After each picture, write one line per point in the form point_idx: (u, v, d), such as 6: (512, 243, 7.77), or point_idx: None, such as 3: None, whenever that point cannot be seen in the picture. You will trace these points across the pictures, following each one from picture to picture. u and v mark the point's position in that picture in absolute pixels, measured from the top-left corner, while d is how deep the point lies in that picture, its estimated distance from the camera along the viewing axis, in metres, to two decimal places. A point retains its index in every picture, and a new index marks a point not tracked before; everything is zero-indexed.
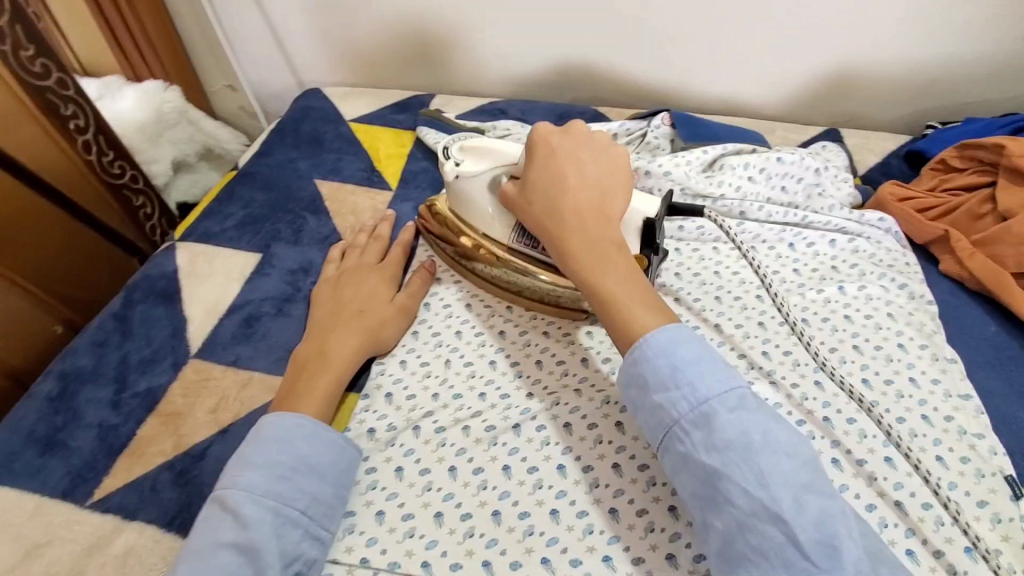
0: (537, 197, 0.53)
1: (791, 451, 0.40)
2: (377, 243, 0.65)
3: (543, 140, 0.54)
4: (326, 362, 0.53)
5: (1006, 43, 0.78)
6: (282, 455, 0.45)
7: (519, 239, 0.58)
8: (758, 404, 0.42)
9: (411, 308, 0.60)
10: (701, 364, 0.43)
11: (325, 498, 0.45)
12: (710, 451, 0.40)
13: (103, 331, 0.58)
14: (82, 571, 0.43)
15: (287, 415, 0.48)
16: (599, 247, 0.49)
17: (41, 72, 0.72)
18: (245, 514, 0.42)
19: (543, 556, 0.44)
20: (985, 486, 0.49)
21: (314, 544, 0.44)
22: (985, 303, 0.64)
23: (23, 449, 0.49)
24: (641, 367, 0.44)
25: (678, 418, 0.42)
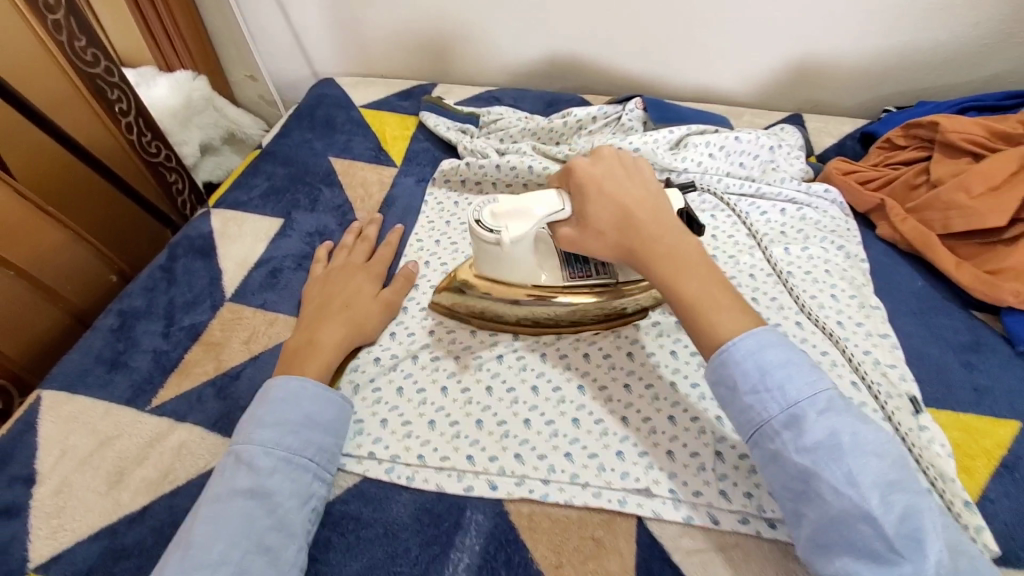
0: (606, 225, 0.52)
1: (880, 453, 0.42)
2: (364, 244, 0.72)
3: (586, 172, 0.54)
4: (315, 349, 0.57)
5: (952, 33, 0.86)
6: (289, 415, 0.51)
7: (572, 273, 0.59)
8: (845, 406, 0.45)
9: (395, 303, 0.65)
10: (790, 368, 0.45)
11: (329, 446, 0.52)
12: (802, 451, 0.43)
13: (153, 279, 0.69)
14: (145, 457, 0.54)
15: (291, 378, 0.54)
16: (679, 257, 0.50)
17: (92, 61, 0.83)
18: (260, 463, 0.49)
19: (515, 452, 0.54)
20: (892, 404, 0.57)
21: (321, 484, 0.51)
22: (915, 261, 0.72)
23: (95, 367, 0.61)
24: (730, 369, 0.46)
25: (769, 419, 0.45)
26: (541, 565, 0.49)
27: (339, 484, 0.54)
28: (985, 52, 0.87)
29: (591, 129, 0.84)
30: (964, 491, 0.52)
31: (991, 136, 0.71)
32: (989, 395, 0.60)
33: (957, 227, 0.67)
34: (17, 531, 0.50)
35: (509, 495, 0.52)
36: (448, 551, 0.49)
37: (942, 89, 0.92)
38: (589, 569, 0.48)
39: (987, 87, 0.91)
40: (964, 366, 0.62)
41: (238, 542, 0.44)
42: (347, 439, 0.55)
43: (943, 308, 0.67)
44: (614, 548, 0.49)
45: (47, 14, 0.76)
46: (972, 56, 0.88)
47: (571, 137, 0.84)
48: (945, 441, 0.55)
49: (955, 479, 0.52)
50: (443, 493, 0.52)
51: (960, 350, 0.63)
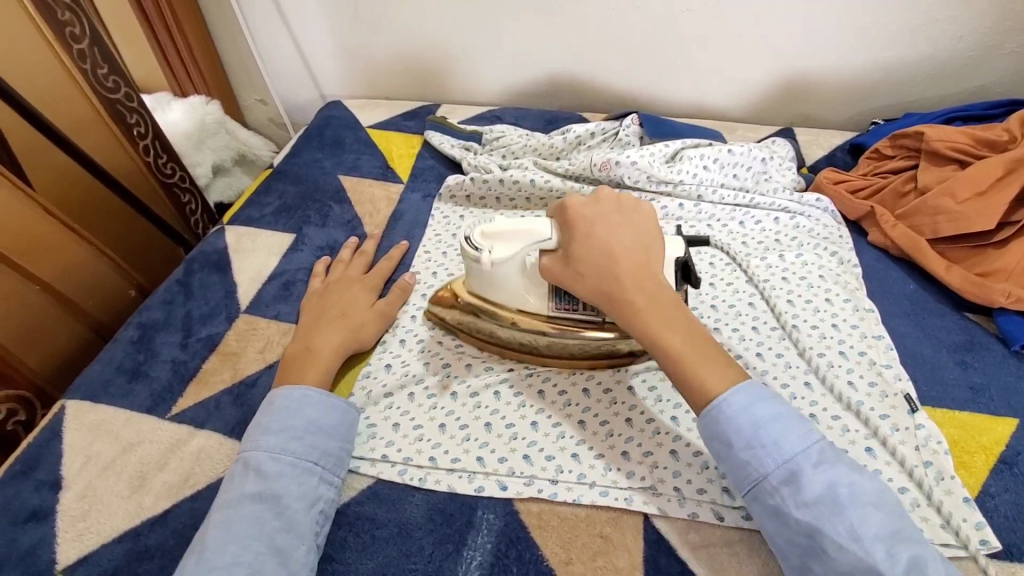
0: (587, 267, 0.53)
1: (878, 503, 0.44)
2: (361, 258, 0.75)
3: (578, 213, 0.55)
4: (314, 355, 0.60)
5: (936, 47, 0.90)
6: (295, 422, 0.53)
7: (558, 305, 0.59)
8: (837, 457, 0.46)
9: (390, 312, 0.67)
10: (782, 422, 0.47)
11: (334, 451, 0.54)
12: (801, 506, 0.44)
13: (171, 292, 0.71)
14: (165, 463, 0.56)
15: (292, 388, 0.56)
16: (659, 308, 0.51)
17: (113, 87, 0.87)
18: (267, 469, 0.50)
19: (524, 453, 0.55)
20: (887, 402, 0.58)
21: (330, 486, 0.52)
22: (906, 265, 0.74)
23: (116, 377, 0.63)
24: (723, 426, 0.48)
25: (767, 474, 0.46)
26: (551, 562, 0.50)
27: (353, 486, 0.55)
28: (968, 65, 0.90)
29: (590, 144, 0.87)
30: (963, 487, 0.52)
31: (975, 143, 0.74)
32: (985, 393, 0.60)
33: (946, 231, 0.70)
34: (45, 534, 0.52)
35: (519, 494, 0.53)
36: (461, 549, 0.51)
37: (929, 101, 0.96)
38: (598, 566, 0.49)
39: (970, 99, 0.94)
40: (958, 364, 0.63)
41: (248, 544, 0.46)
42: (357, 433, 0.58)
43: (936, 310, 0.68)
44: (621, 543, 0.51)
45: (73, 44, 0.80)
46: (956, 69, 0.91)
47: (570, 153, 0.88)
48: (941, 437, 0.55)
49: (952, 474, 0.53)
50: (455, 494, 0.54)
51: (954, 350, 0.64)
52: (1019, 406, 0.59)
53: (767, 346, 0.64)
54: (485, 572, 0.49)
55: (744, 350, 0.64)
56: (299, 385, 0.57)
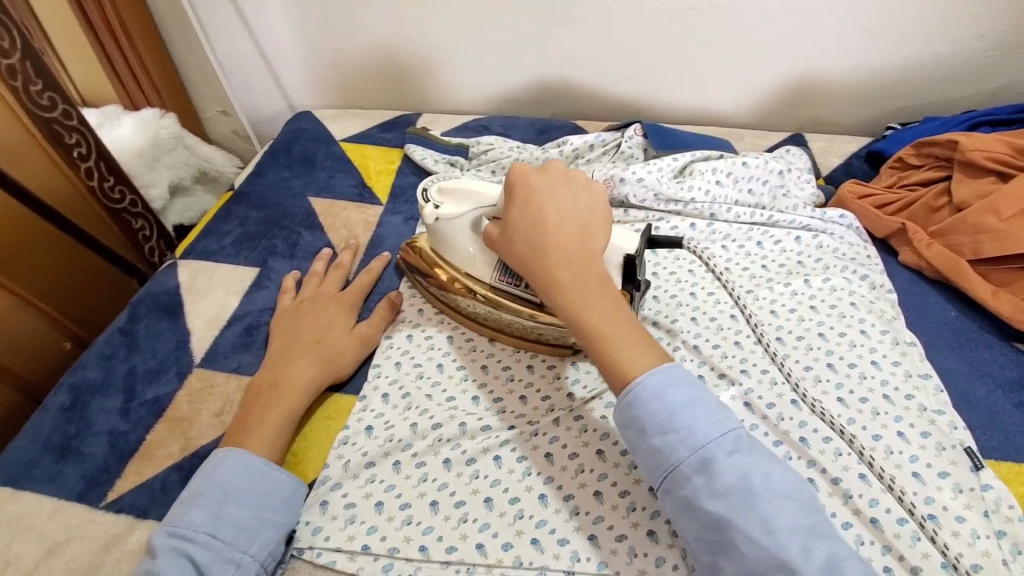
0: (517, 236, 0.50)
1: (793, 495, 0.40)
2: (338, 272, 0.67)
3: (522, 180, 0.50)
4: (280, 392, 0.53)
5: (956, 46, 0.83)
6: (200, 486, 0.46)
7: (502, 277, 0.57)
8: (754, 445, 0.42)
9: (371, 337, 0.60)
10: (697, 405, 0.42)
11: (240, 520, 0.45)
12: (712, 497, 0.39)
13: (111, 345, 0.61)
14: (98, 567, 0.46)
15: (233, 453, 0.48)
16: (583, 286, 0.46)
17: (49, 105, 0.76)
18: (157, 544, 0.43)
19: (533, 537, 0.47)
20: (945, 458, 0.51)
21: (227, 566, 0.43)
22: (944, 289, 0.67)
23: (42, 456, 0.53)
24: (636, 411, 0.43)
25: (678, 463, 0.41)
26: None
27: None
28: (990, 64, 0.84)
29: (588, 158, 0.79)
30: None
31: (1015, 152, 0.67)
32: None
33: (989, 253, 0.63)
34: None
35: None
36: None
37: (947, 103, 0.89)
38: None
39: (991, 100, 0.88)
40: (1016, 407, 0.56)
41: None
42: (303, 499, 0.50)
43: (982, 341, 0.61)
44: None
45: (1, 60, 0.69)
46: (977, 69, 0.85)
47: (567, 167, 0.79)
48: (1013, 500, 0.48)
49: None
50: None
51: (1010, 389, 0.57)
52: None
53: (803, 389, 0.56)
54: None
55: (777, 397, 0.56)
56: (249, 444, 0.49)
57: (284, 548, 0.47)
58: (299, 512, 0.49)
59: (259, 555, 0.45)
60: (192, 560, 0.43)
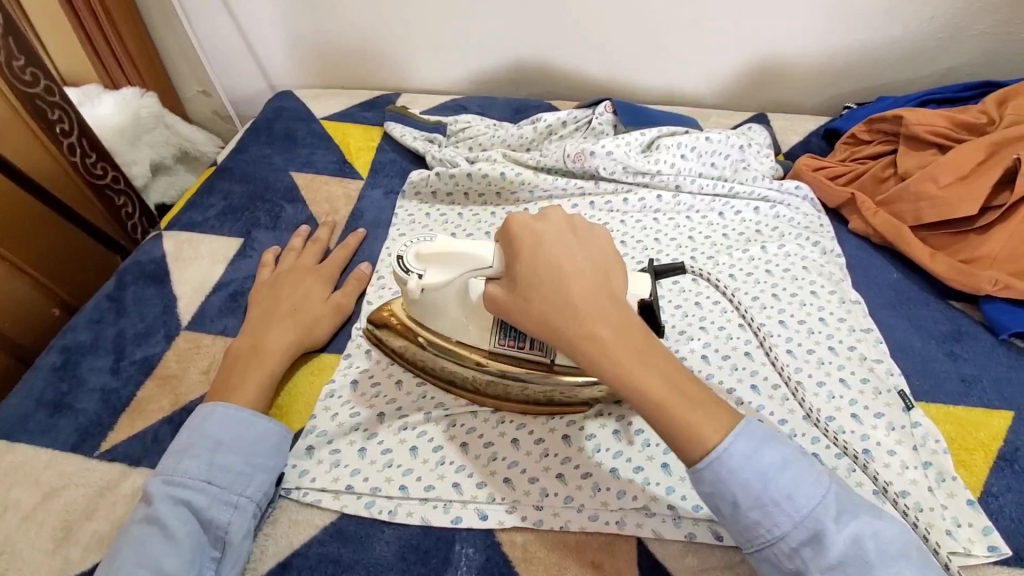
0: (537, 293, 0.44)
1: (905, 552, 0.40)
2: (316, 245, 0.70)
3: (526, 232, 0.45)
4: (261, 354, 0.55)
5: (906, 30, 0.88)
6: (191, 438, 0.48)
7: (502, 341, 0.53)
8: (854, 503, 0.42)
9: (345, 307, 0.63)
10: (791, 472, 0.41)
11: (232, 466, 0.48)
12: (827, 572, 0.39)
13: (99, 310, 0.63)
14: (94, 509, 0.49)
15: (218, 406, 0.50)
16: (631, 344, 0.42)
17: (30, 80, 0.77)
18: (153, 493, 0.45)
19: (505, 476, 0.51)
20: (881, 400, 0.56)
21: (226, 508, 0.46)
22: (889, 253, 0.72)
23: (35, 411, 0.55)
24: (728, 486, 0.41)
25: (784, 536, 0.40)
26: None
27: (314, 523, 0.49)
28: (937, 47, 0.89)
29: (561, 134, 0.82)
30: (965, 487, 0.51)
31: (954, 126, 0.72)
32: (977, 385, 0.58)
33: (928, 218, 0.68)
34: None
35: (501, 524, 0.48)
36: None
37: (898, 85, 0.94)
38: None
39: (938, 82, 0.93)
40: (948, 356, 0.61)
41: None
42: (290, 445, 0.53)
43: (922, 299, 0.67)
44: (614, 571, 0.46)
45: None
46: (926, 52, 0.90)
47: (541, 144, 0.83)
48: (939, 435, 0.54)
49: (954, 475, 0.51)
50: (429, 527, 0.49)
51: (943, 340, 0.62)
52: (1012, 397, 0.57)
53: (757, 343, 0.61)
54: None
55: (733, 350, 0.60)
56: (232, 399, 0.52)
57: (274, 495, 0.50)
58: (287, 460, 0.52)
59: (255, 496, 0.48)
60: (190, 505, 0.45)
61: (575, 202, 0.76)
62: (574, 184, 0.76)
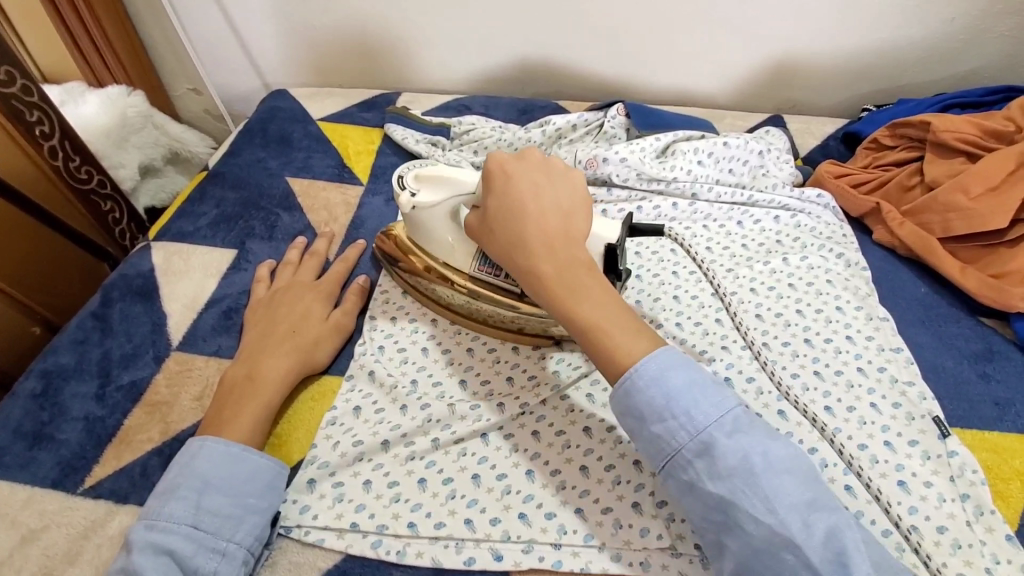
0: (496, 223, 0.49)
1: (792, 469, 0.40)
2: (313, 259, 0.66)
3: (500, 169, 0.50)
4: (255, 383, 0.52)
5: (930, 29, 0.84)
6: (178, 477, 0.45)
7: (480, 267, 0.56)
8: (754, 423, 0.42)
9: (346, 325, 0.60)
10: (695, 389, 0.42)
11: (220, 509, 0.44)
12: (715, 479, 0.40)
13: (83, 329, 0.59)
14: (77, 553, 0.45)
15: (211, 442, 0.47)
16: (569, 272, 0.46)
17: (7, 79, 0.72)
18: (134, 541, 0.42)
19: (520, 512, 0.47)
20: (915, 427, 0.53)
21: (213, 556, 0.43)
22: (915, 266, 0.69)
23: (13, 443, 0.51)
24: (633, 399, 0.43)
25: (679, 448, 0.41)
26: None
27: (316, 565, 0.46)
28: (961, 47, 0.86)
29: (571, 138, 0.79)
30: (1003, 521, 0.48)
31: (984, 134, 0.69)
32: (1011, 409, 0.56)
33: (958, 230, 0.65)
34: None
35: (517, 565, 0.45)
36: None
37: (919, 86, 0.91)
38: None
39: (960, 84, 0.90)
40: (980, 377, 0.58)
41: None
42: (289, 480, 0.49)
43: (951, 316, 0.64)
44: None
45: None
46: (949, 52, 0.87)
47: (550, 148, 0.79)
48: (977, 465, 0.51)
49: (993, 508, 0.48)
50: (440, 569, 0.45)
51: (974, 360, 0.60)
52: None
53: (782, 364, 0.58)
54: None
55: (758, 372, 0.57)
56: (226, 433, 0.48)
57: (268, 536, 0.47)
58: (282, 496, 0.48)
59: (245, 542, 0.44)
60: (173, 554, 0.42)
61: None
62: None
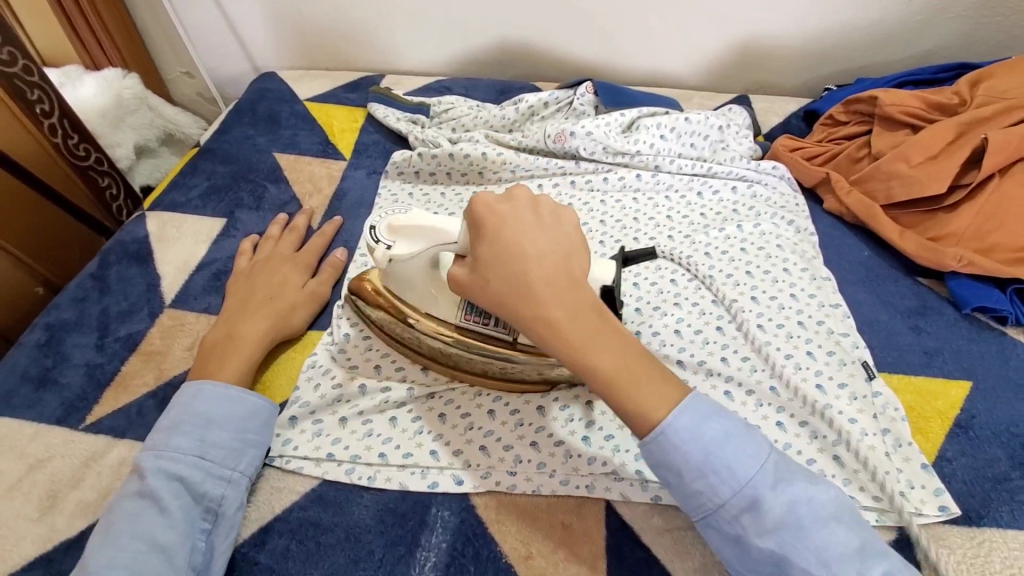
0: (495, 274, 0.45)
1: (838, 516, 0.42)
2: (294, 233, 0.70)
3: (486, 213, 0.46)
4: (237, 342, 0.55)
5: (886, 11, 0.89)
6: (182, 415, 0.49)
7: (468, 316, 0.54)
8: (795, 471, 0.43)
9: (322, 294, 0.63)
10: (733, 442, 0.42)
11: (225, 442, 0.49)
12: (764, 535, 0.41)
13: (83, 288, 0.64)
14: (81, 478, 0.51)
15: (204, 385, 0.51)
16: (585, 325, 0.43)
17: (8, 60, 0.77)
18: (145, 467, 0.46)
19: (481, 444, 0.52)
20: (846, 371, 0.58)
21: (220, 482, 0.48)
22: (861, 231, 0.73)
23: (20, 386, 0.56)
24: (672, 453, 0.42)
25: (723, 503, 0.41)
26: (510, 558, 0.47)
27: (295, 489, 0.51)
28: (917, 28, 0.90)
29: (543, 115, 0.83)
30: (920, 452, 0.53)
31: (928, 107, 0.73)
32: (938, 357, 0.60)
33: (898, 197, 0.69)
34: None
35: (476, 488, 0.50)
36: (414, 551, 0.47)
37: (879, 66, 0.95)
38: (561, 558, 0.47)
39: (918, 64, 0.94)
40: (912, 329, 0.63)
41: (127, 544, 0.42)
42: (277, 415, 0.54)
43: (890, 276, 0.68)
44: (584, 531, 0.48)
45: None
46: (905, 33, 0.91)
47: (523, 125, 0.83)
48: (898, 404, 0.56)
49: (910, 441, 0.53)
50: (407, 492, 0.50)
51: (908, 315, 0.64)
52: (971, 367, 0.59)
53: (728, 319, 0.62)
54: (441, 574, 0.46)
55: (707, 326, 0.62)
56: (216, 377, 0.53)
57: (262, 465, 0.52)
58: (274, 434, 0.53)
59: (247, 471, 0.50)
60: (183, 479, 0.46)
61: (555, 181, 0.77)
62: (555, 163, 0.77)
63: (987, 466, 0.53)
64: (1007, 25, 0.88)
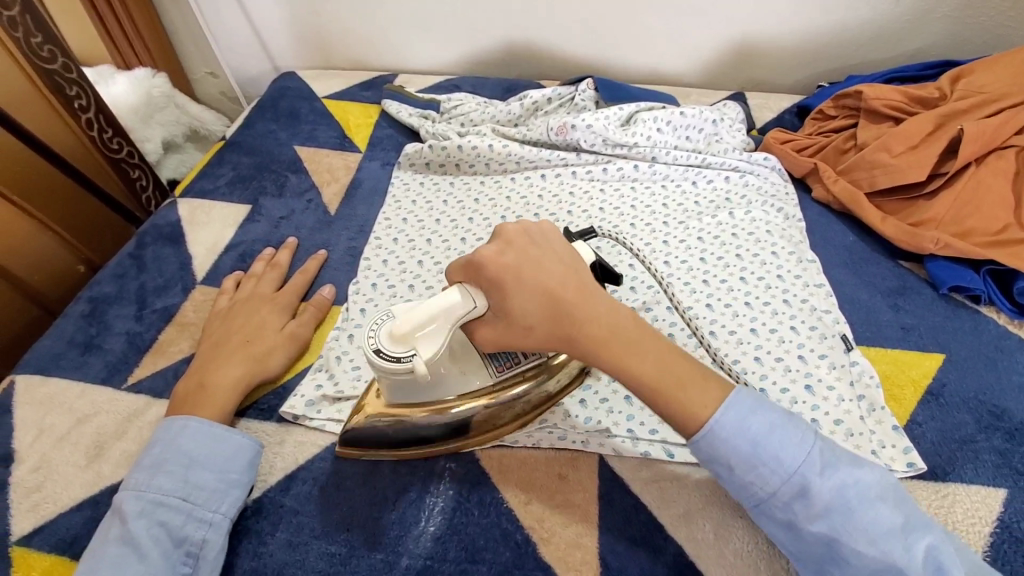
0: (530, 313, 0.46)
1: (882, 496, 0.43)
2: (273, 272, 0.69)
3: (495, 264, 0.46)
4: (209, 392, 0.55)
5: (877, 12, 0.93)
6: (164, 453, 0.50)
7: (498, 368, 0.52)
8: (836, 451, 0.45)
9: (300, 334, 0.63)
10: (779, 431, 0.44)
11: (206, 483, 0.49)
12: (815, 520, 0.43)
13: (122, 266, 0.70)
14: (125, 431, 0.56)
15: (185, 428, 0.51)
16: (621, 334, 0.45)
17: (49, 57, 0.83)
18: (127, 509, 0.47)
19: None
20: (826, 344, 0.62)
21: (201, 526, 0.48)
22: (847, 219, 0.77)
23: (67, 351, 0.62)
24: (721, 448, 0.44)
25: (773, 492, 0.44)
26: (510, 503, 0.51)
27: (316, 443, 0.56)
28: (906, 28, 0.94)
29: (546, 110, 0.88)
30: (892, 416, 0.57)
31: (909, 100, 0.77)
32: (915, 332, 0.64)
33: (882, 185, 0.73)
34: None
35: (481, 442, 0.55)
36: (424, 496, 0.52)
37: (869, 65, 0.99)
38: (556, 505, 0.51)
39: (908, 61, 0.98)
40: (892, 308, 0.67)
41: None
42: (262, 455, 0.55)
43: (872, 259, 0.73)
44: (577, 481, 0.53)
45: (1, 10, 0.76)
46: (895, 32, 0.95)
47: (528, 119, 0.88)
48: (874, 372, 0.60)
49: (883, 405, 0.57)
50: None
51: (888, 295, 0.68)
52: (946, 342, 0.63)
53: (717, 296, 0.67)
54: (447, 517, 0.51)
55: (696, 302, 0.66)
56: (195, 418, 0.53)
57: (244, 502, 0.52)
58: (256, 476, 0.53)
59: (228, 513, 0.49)
60: (165, 523, 0.47)
61: (557, 171, 0.82)
62: (557, 154, 0.82)
63: (956, 430, 0.56)
64: (991, 24, 0.92)
